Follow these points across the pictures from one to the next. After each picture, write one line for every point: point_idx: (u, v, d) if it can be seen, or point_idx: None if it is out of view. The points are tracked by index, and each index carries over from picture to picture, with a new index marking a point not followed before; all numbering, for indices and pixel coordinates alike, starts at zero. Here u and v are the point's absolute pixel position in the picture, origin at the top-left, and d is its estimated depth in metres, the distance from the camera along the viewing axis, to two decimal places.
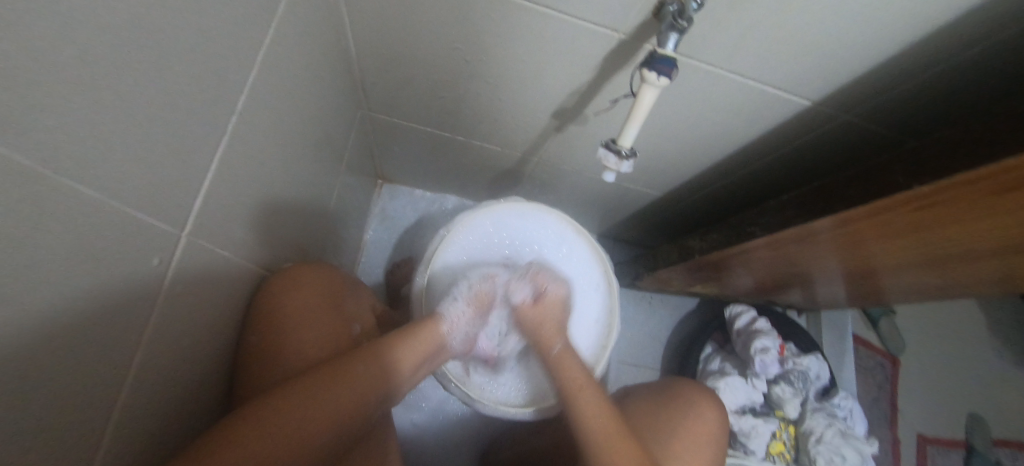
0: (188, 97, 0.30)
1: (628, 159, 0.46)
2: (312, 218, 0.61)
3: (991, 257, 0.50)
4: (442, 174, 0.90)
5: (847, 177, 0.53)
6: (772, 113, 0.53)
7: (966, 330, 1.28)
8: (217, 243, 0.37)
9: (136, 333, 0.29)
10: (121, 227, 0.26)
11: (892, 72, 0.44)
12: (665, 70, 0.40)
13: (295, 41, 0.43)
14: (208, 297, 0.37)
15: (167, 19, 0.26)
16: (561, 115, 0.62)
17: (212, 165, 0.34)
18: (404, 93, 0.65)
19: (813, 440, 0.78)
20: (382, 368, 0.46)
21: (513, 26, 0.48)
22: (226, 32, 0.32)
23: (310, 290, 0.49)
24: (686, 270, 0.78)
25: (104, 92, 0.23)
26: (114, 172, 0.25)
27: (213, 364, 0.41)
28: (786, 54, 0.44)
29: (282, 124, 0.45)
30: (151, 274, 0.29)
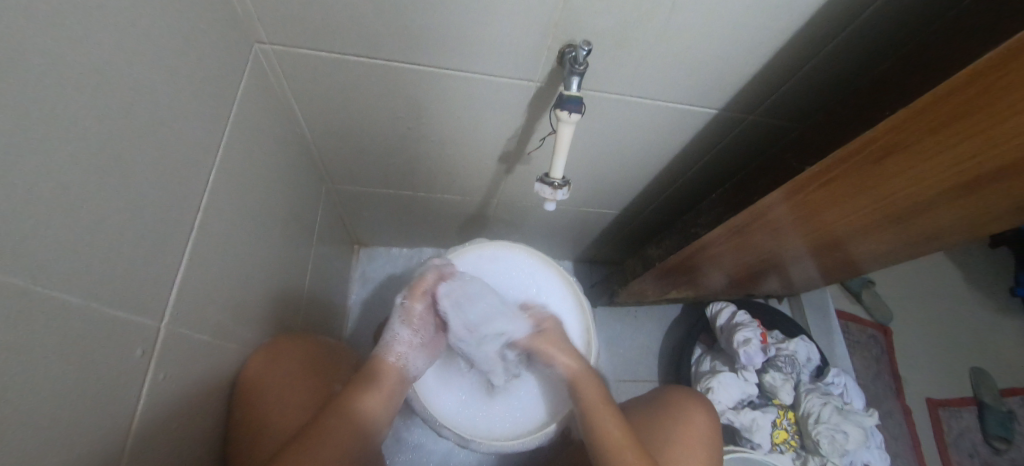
0: (156, 203, 0.34)
1: (562, 188, 0.51)
2: (290, 292, 0.64)
3: (939, 205, 0.54)
4: (412, 230, 0.94)
5: (763, 168, 0.59)
6: (686, 125, 0.59)
7: (946, 287, 1.32)
8: (197, 329, 0.40)
9: (125, 421, 0.32)
10: (103, 326, 0.30)
11: (773, 75, 0.51)
12: (574, 108, 0.45)
13: (250, 137, 0.48)
14: (192, 380, 0.40)
15: (128, 143, 0.31)
16: (506, 158, 0.68)
17: (183, 258, 0.37)
18: (362, 163, 0.70)
19: (812, 422, 0.80)
20: (350, 430, 0.48)
21: (443, 91, 0.54)
22: (186, 143, 0.37)
23: (289, 360, 0.52)
24: (654, 279, 0.82)
25: (82, 212, 0.27)
26: (94, 280, 0.29)
27: (203, 448, 0.43)
28: (678, 76, 0.50)
29: (247, 211, 0.49)
30: (134, 365, 0.32)
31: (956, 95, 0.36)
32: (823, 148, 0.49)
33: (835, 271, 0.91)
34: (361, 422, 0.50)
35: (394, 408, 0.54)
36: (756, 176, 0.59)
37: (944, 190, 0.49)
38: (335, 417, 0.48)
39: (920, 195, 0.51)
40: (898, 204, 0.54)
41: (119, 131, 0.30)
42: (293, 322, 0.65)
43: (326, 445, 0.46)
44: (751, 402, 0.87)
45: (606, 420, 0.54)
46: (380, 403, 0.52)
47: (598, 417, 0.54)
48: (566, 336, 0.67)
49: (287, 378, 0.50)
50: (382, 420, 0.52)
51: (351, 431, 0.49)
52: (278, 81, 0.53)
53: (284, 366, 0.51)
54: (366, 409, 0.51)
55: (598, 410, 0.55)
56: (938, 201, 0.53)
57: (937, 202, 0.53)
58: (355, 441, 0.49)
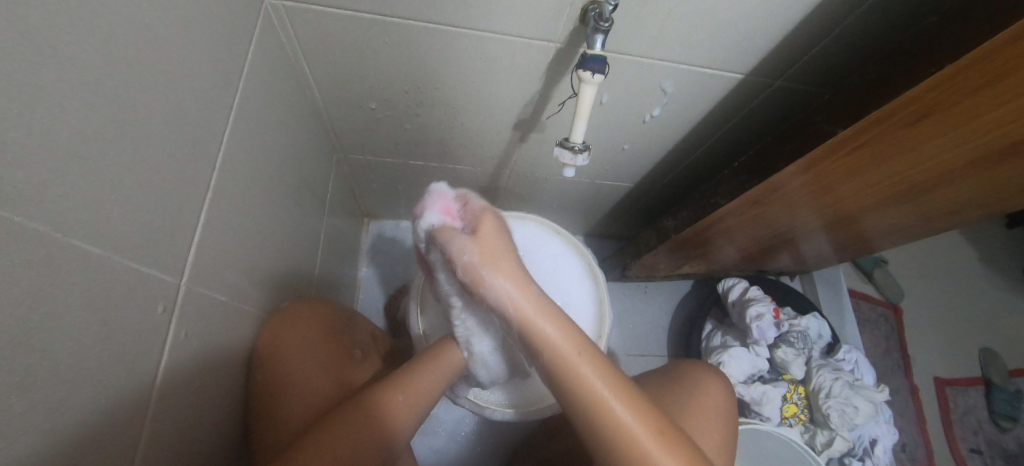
0: (173, 159, 0.33)
1: (582, 152, 0.50)
2: (304, 261, 0.64)
3: (959, 178, 0.53)
4: (423, 201, 0.93)
5: (785, 137, 0.58)
6: (710, 91, 0.57)
7: (960, 266, 1.30)
8: (214, 289, 0.39)
9: (149, 376, 0.32)
10: (125, 280, 0.29)
11: (805, 37, 0.48)
12: (598, 68, 0.44)
13: (262, 97, 0.47)
14: (212, 342, 0.40)
15: (143, 93, 0.30)
16: (521, 125, 0.66)
17: (200, 219, 0.37)
18: (374, 131, 0.69)
19: (822, 396, 0.80)
20: (381, 413, 0.46)
21: (459, 53, 0.53)
22: (199, 97, 0.36)
23: (306, 327, 0.52)
24: (667, 252, 0.81)
25: (97, 162, 0.26)
26: (113, 233, 0.28)
27: (225, 410, 0.43)
28: (704, 36, 0.48)
29: (262, 175, 0.48)
30: (156, 321, 0.32)
31: (997, 53, 0.34)
32: (851, 113, 0.47)
33: (849, 248, 0.89)
34: (398, 409, 0.47)
35: (434, 395, 0.51)
36: (778, 146, 0.57)
37: (967, 161, 0.48)
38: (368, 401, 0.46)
39: (940, 166, 0.50)
40: (918, 176, 0.53)
41: (133, 81, 0.29)
42: (307, 290, 0.65)
43: (355, 423, 0.44)
44: (761, 376, 0.87)
45: (584, 369, 0.40)
46: (417, 390, 0.49)
47: (572, 369, 0.40)
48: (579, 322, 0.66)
49: (308, 345, 0.50)
50: (420, 406, 0.49)
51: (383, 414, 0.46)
52: (289, 42, 0.51)
53: (303, 334, 0.51)
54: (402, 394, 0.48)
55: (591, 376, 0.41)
56: (957, 174, 0.52)
57: (956, 175, 0.52)
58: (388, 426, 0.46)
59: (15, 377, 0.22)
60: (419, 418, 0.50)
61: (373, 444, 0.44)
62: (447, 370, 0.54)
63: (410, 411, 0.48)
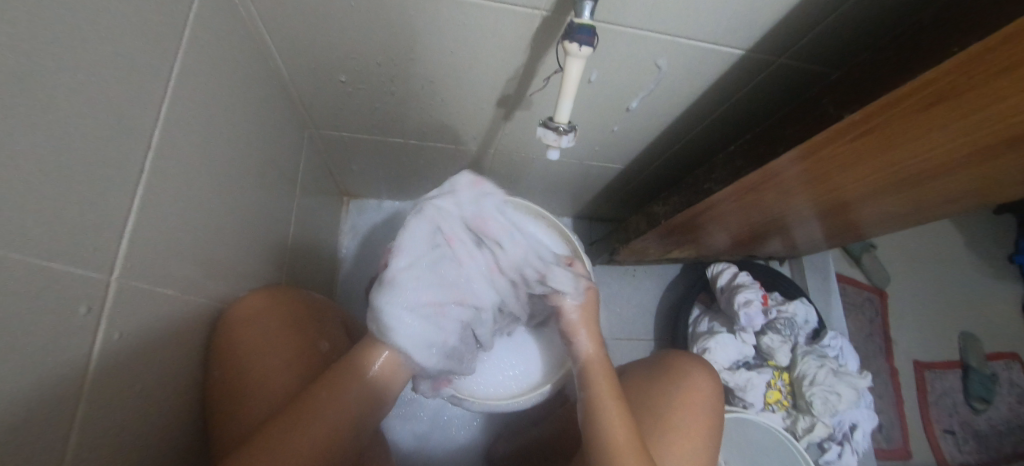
0: (91, 137, 0.29)
1: (567, 134, 0.46)
2: (272, 245, 0.60)
3: (961, 168, 0.51)
4: (404, 180, 0.89)
5: (785, 119, 0.54)
6: (707, 68, 0.53)
7: (946, 251, 1.30)
8: (156, 282, 0.36)
9: (75, 384, 0.28)
10: (33, 280, 0.25)
11: (812, 10, 0.44)
12: (585, 40, 0.39)
13: (211, 66, 0.42)
14: (157, 339, 0.36)
15: (43, 61, 0.25)
16: (504, 102, 0.62)
17: (133, 206, 0.33)
18: (347, 105, 0.64)
19: (807, 383, 0.80)
20: (355, 392, 0.44)
21: (434, 20, 0.48)
22: (124, 65, 0.31)
23: (271, 315, 0.48)
24: (657, 238, 0.79)
25: None
26: (11, 226, 0.24)
27: (177, 407, 0.40)
28: (704, 7, 0.44)
29: (214, 154, 0.44)
30: (79, 324, 0.29)
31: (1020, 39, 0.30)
32: (859, 96, 0.43)
33: (840, 234, 0.88)
34: (372, 388, 0.45)
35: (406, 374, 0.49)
36: (777, 129, 0.54)
37: (974, 151, 0.45)
38: (337, 383, 0.44)
39: (945, 155, 0.47)
40: (921, 165, 0.50)
41: (25, 46, 0.24)
42: (277, 275, 0.62)
43: (329, 405, 0.42)
44: (746, 363, 0.86)
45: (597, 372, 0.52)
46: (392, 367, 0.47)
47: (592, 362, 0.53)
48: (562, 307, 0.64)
49: (271, 336, 0.47)
50: (392, 386, 0.47)
51: (357, 394, 0.44)
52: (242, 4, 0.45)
53: (258, 317, 0.47)
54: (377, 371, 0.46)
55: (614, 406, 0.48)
56: (961, 164, 0.49)
57: (960, 165, 0.49)
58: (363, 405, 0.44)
59: None
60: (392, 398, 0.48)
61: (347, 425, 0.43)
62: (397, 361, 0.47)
63: (386, 387, 0.47)
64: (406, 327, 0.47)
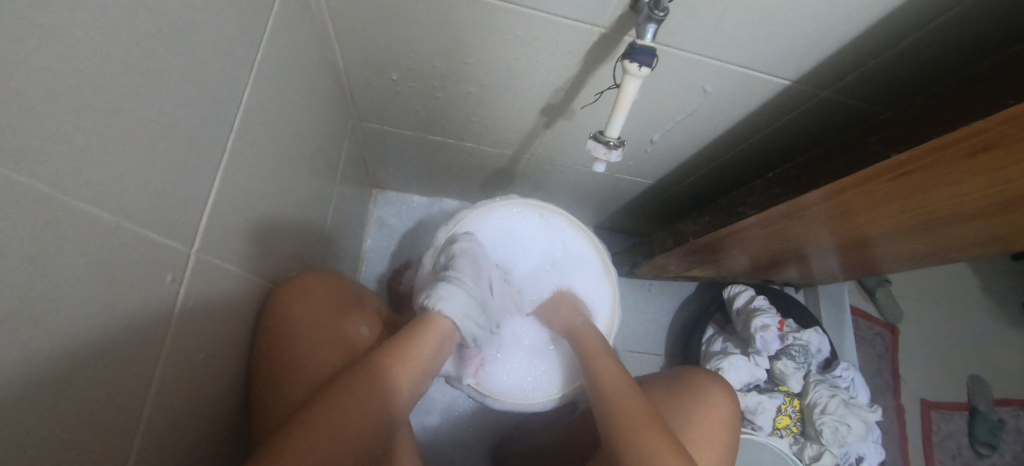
0: (190, 118, 0.31)
1: (617, 148, 0.47)
2: (312, 231, 0.62)
3: (997, 216, 0.52)
4: (435, 178, 0.91)
5: (827, 152, 0.55)
6: (753, 95, 0.54)
7: (962, 294, 1.30)
8: (224, 258, 0.37)
9: (156, 347, 0.30)
10: (136, 247, 0.27)
11: (866, 49, 0.46)
12: (646, 61, 0.41)
13: (284, 57, 0.44)
14: (219, 312, 0.38)
15: (161, 46, 0.27)
16: (548, 111, 0.63)
17: (213, 185, 0.34)
18: (394, 102, 0.66)
19: (817, 411, 0.80)
20: (392, 385, 0.45)
21: (496, 28, 0.49)
22: (220, 53, 0.33)
23: (314, 299, 0.50)
24: (681, 255, 0.80)
25: (109, 119, 0.24)
26: (124, 197, 0.26)
27: (228, 379, 0.42)
28: (760, 38, 0.45)
29: (277, 140, 0.46)
30: (165, 290, 0.30)
31: None
32: (908, 138, 0.44)
33: (860, 269, 0.88)
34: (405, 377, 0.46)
35: (436, 368, 0.50)
36: (819, 161, 0.55)
37: (1011, 201, 0.47)
38: (375, 373, 0.44)
39: (982, 203, 0.48)
40: (957, 209, 0.51)
41: (150, 33, 0.26)
42: (313, 260, 0.64)
43: (367, 394, 0.43)
44: (757, 386, 0.87)
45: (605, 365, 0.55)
46: (424, 362, 0.48)
47: (615, 387, 0.51)
48: (583, 318, 0.66)
49: (314, 317, 0.48)
50: (422, 379, 0.48)
51: (393, 386, 0.45)
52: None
53: (306, 302, 0.49)
54: (410, 365, 0.47)
55: (632, 398, 0.49)
56: (997, 212, 0.50)
57: (996, 213, 0.50)
58: (399, 399, 0.45)
59: (20, 348, 0.21)
60: (420, 393, 0.49)
61: (383, 416, 0.43)
62: (442, 336, 0.51)
63: (417, 381, 0.48)
64: (456, 302, 0.53)
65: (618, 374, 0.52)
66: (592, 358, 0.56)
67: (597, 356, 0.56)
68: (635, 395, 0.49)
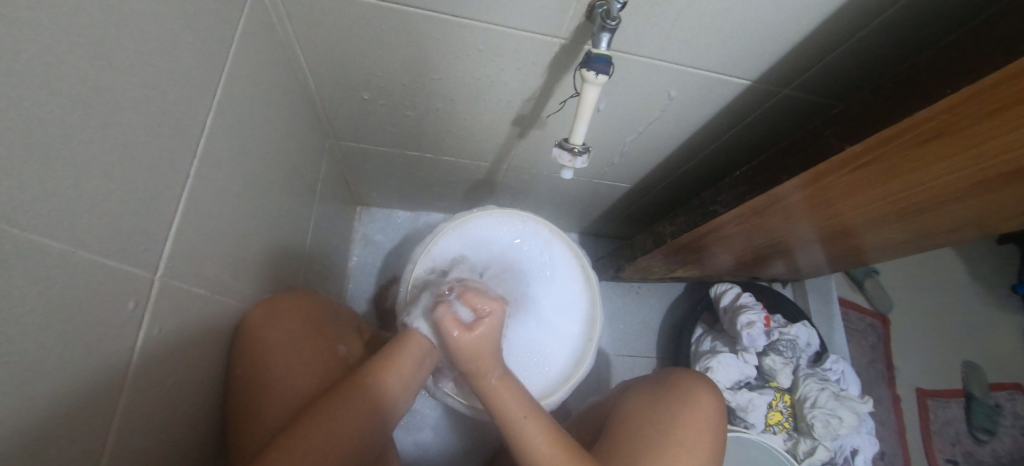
0: (151, 147, 0.31)
1: (582, 155, 0.48)
2: (290, 251, 0.62)
3: (962, 200, 0.53)
4: (416, 192, 0.92)
5: (788, 147, 0.56)
6: (715, 96, 0.55)
7: (949, 280, 1.31)
8: (192, 282, 0.38)
9: (120, 374, 0.30)
10: (96, 275, 0.28)
11: (816, 46, 0.47)
12: (602, 69, 0.42)
13: (250, 81, 0.45)
14: (189, 336, 0.38)
15: (115, 79, 0.28)
16: (520, 121, 0.65)
17: (178, 210, 0.35)
18: (368, 120, 0.67)
19: (808, 405, 0.80)
20: (373, 403, 0.46)
21: (459, 43, 0.50)
22: (180, 81, 0.34)
23: (291, 320, 0.50)
24: (662, 257, 0.81)
25: (63, 150, 0.25)
26: (81, 226, 0.26)
27: (203, 404, 0.42)
28: (714, 41, 0.47)
29: (247, 163, 0.46)
30: (128, 317, 0.31)
31: (1014, 83, 0.33)
32: (861, 129, 0.46)
33: (842, 259, 0.89)
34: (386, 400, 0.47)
35: (418, 384, 0.51)
36: (780, 156, 0.56)
37: (970, 185, 0.48)
38: (355, 393, 0.45)
39: (944, 188, 0.49)
40: (921, 196, 0.52)
41: (103, 65, 0.27)
42: (293, 279, 0.64)
43: (349, 413, 0.44)
44: (747, 383, 0.87)
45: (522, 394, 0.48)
46: (405, 378, 0.49)
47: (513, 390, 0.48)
48: (567, 323, 0.66)
49: (290, 338, 0.49)
50: (405, 396, 0.49)
51: (375, 404, 0.46)
52: (280, 22, 0.48)
53: (281, 326, 0.49)
54: (392, 382, 0.48)
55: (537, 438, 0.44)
56: (961, 196, 0.51)
57: (960, 197, 0.51)
58: (381, 416, 0.46)
59: None
60: (403, 410, 0.50)
61: (365, 434, 0.44)
62: (419, 359, 0.51)
63: (400, 398, 0.49)
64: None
65: (524, 410, 0.46)
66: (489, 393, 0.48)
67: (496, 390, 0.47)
68: (544, 433, 0.44)
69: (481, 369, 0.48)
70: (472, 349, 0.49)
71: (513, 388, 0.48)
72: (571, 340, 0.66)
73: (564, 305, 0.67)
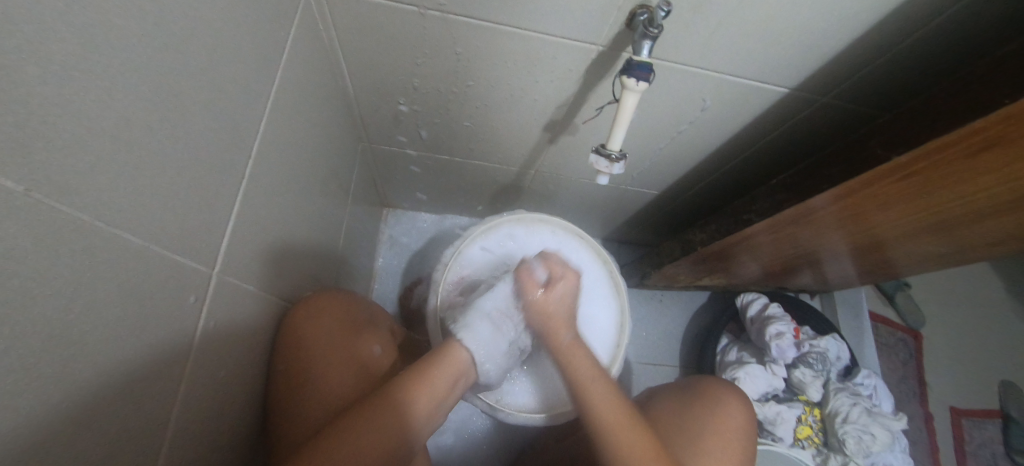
0: (212, 148, 0.33)
1: (618, 161, 0.48)
2: (326, 251, 0.63)
3: (1010, 214, 0.51)
4: (443, 195, 0.93)
5: (828, 157, 0.56)
6: (753, 103, 0.55)
7: (984, 296, 1.26)
8: (242, 278, 0.39)
9: (180, 365, 0.32)
10: (163, 269, 0.29)
11: (861, 55, 0.46)
12: (643, 76, 0.42)
13: (297, 86, 0.46)
14: (238, 331, 0.39)
15: (184, 82, 0.29)
16: (551, 127, 0.65)
17: (233, 209, 0.36)
18: (402, 124, 0.68)
19: (839, 421, 0.78)
20: (403, 411, 0.45)
21: (498, 49, 0.51)
22: (239, 85, 0.35)
23: (330, 318, 0.51)
24: (690, 264, 0.80)
25: (139, 150, 0.26)
26: (152, 222, 0.28)
27: (246, 399, 0.43)
28: (755, 47, 0.46)
29: (292, 165, 0.48)
30: (189, 311, 0.32)
31: None
32: (907, 139, 0.45)
33: (875, 273, 0.87)
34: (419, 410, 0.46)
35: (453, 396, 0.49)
36: (821, 166, 0.56)
37: (1020, 198, 0.46)
38: (389, 403, 0.44)
39: (991, 201, 0.48)
40: (967, 208, 0.51)
41: (174, 70, 0.28)
42: (327, 279, 0.65)
43: (384, 422, 0.43)
44: (775, 396, 0.85)
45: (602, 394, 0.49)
46: (438, 387, 0.48)
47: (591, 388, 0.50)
48: (598, 333, 0.66)
49: (329, 337, 0.50)
50: (438, 406, 0.48)
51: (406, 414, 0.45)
52: (326, 29, 0.50)
53: (325, 324, 0.50)
54: (422, 391, 0.46)
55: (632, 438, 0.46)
56: (1009, 210, 0.50)
57: (1008, 210, 0.50)
58: (410, 426, 0.45)
59: (57, 364, 0.22)
60: (436, 419, 0.49)
61: (395, 443, 0.43)
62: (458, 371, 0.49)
63: (430, 409, 0.47)
64: (480, 337, 0.51)
65: (592, 372, 0.51)
66: (562, 353, 0.53)
67: (567, 350, 0.53)
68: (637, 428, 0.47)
69: (553, 329, 0.55)
70: (544, 310, 0.55)
71: (583, 351, 0.54)
72: (601, 351, 0.65)
73: (592, 310, 0.67)
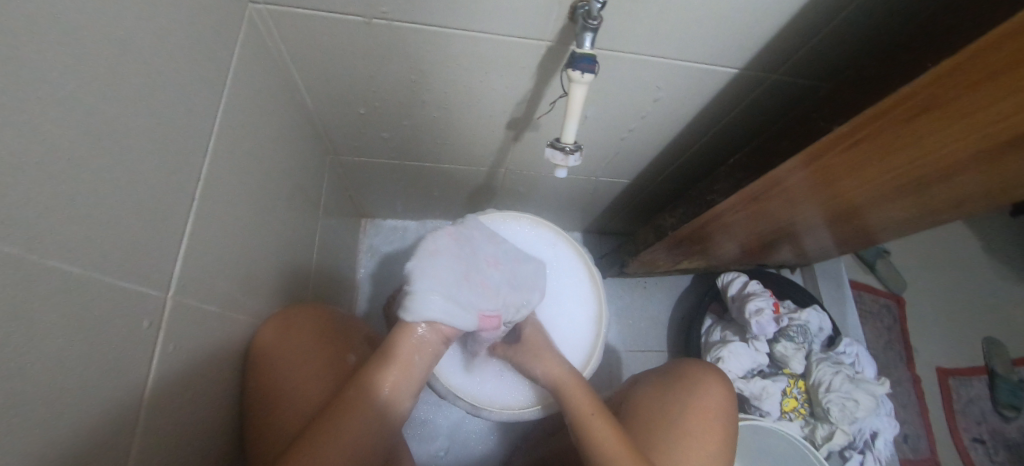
0: (154, 173, 0.33)
1: (574, 153, 0.49)
2: (298, 266, 0.63)
3: (961, 173, 0.53)
4: (419, 200, 0.93)
5: (782, 132, 0.57)
6: (706, 86, 0.56)
7: (963, 256, 1.28)
8: (203, 299, 0.39)
9: (137, 389, 0.32)
10: (110, 296, 0.29)
11: (801, 30, 0.47)
12: (587, 68, 0.43)
13: (248, 104, 0.46)
14: (203, 350, 0.39)
15: (118, 111, 0.29)
16: (514, 125, 0.66)
17: (185, 233, 0.36)
18: (367, 133, 0.68)
19: (823, 390, 0.80)
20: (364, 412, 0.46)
21: (449, 52, 0.51)
22: (180, 108, 0.35)
23: (299, 328, 0.52)
24: (665, 249, 0.81)
25: (70, 181, 0.26)
26: (91, 252, 0.28)
27: (219, 418, 0.43)
28: (697, 32, 0.47)
29: (250, 183, 0.48)
30: (143, 336, 0.32)
31: (987, 54, 0.34)
32: (849, 109, 0.46)
33: (851, 241, 0.88)
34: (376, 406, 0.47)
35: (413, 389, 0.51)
36: (775, 143, 0.57)
37: (965, 157, 0.48)
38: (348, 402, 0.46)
39: (938, 162, 0.50)
40: (918, 171, 0.52)
41: (106, 99, 0.28)
42: (302, 294, 0.65)
43: (346, 422, 0.45)
44: (761, 372, 0.87)
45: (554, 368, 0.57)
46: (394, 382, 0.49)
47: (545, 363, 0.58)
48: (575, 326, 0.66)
49: (298, 346, 0.50)
50: (399, 400, 0.49)
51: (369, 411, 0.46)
52: (274, 44, 0.50)
53: (296, 336, 0.51)
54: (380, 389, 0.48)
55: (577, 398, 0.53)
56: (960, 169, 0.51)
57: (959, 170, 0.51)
58: (373, 424, 0.46)
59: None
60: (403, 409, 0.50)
61: (363, 439, 0.45)
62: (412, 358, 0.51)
63: (393, 402, 0.48)
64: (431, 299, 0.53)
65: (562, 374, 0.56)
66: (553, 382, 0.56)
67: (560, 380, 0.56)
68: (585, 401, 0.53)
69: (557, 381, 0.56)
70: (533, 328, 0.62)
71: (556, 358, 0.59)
72: (582, 344, 0.65)
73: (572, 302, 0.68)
